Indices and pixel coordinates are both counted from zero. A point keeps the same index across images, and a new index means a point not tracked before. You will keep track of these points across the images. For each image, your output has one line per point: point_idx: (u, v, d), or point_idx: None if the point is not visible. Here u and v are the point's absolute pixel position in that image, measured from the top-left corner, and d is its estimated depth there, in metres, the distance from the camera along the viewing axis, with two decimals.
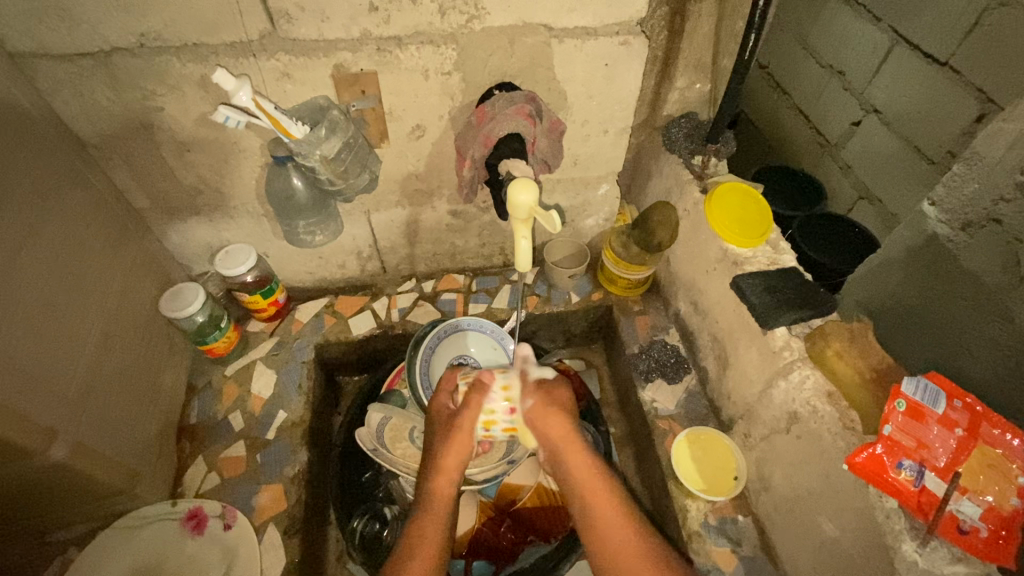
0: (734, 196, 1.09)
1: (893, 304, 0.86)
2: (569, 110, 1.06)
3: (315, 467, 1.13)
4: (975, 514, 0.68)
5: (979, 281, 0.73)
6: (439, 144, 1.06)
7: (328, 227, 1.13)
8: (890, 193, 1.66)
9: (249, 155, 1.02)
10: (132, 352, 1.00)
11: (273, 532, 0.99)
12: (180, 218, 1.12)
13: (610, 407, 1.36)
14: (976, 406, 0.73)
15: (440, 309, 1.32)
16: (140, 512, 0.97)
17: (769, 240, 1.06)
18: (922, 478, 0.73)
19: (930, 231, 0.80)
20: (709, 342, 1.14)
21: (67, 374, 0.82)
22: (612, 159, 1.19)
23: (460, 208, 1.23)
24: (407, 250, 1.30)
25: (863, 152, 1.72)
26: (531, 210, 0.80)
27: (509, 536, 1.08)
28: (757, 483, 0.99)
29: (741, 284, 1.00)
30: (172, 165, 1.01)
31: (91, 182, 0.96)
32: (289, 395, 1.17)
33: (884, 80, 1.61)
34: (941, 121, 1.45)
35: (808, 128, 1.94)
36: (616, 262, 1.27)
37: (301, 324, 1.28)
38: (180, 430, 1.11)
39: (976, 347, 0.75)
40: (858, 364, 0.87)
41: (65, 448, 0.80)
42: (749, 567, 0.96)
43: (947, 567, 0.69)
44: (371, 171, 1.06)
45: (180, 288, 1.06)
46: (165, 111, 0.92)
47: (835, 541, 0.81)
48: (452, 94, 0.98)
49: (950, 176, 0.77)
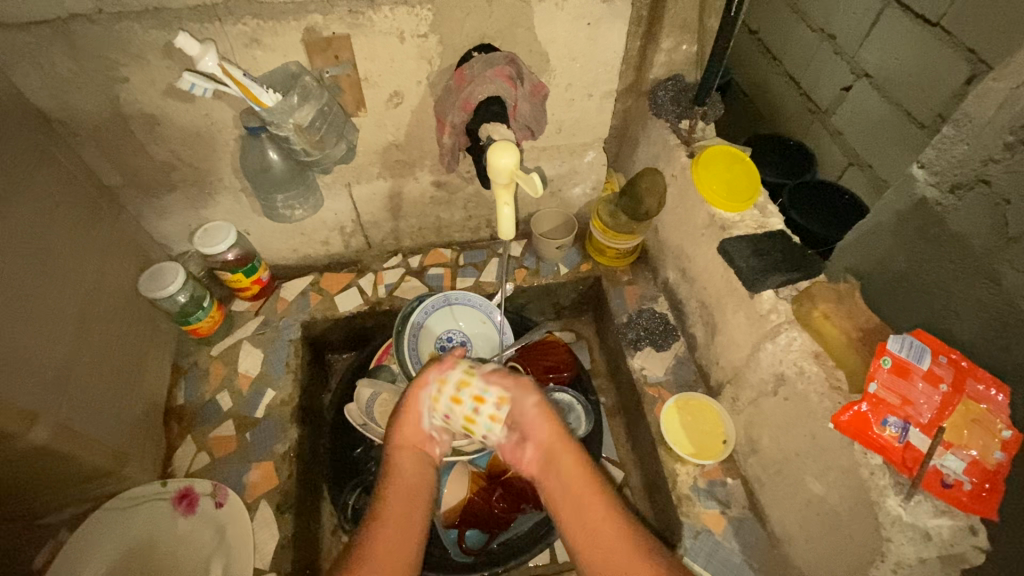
0: (720, 160, 1.07)
1: (880, 269, 0.86)
2: (553, 73, 1.03)
3: (306, 444, 1.13)
4: (959, 468, 0.70)
5: (967, 244, 0.73)
6: (419, 112, 1.04)
7: (309, 201, 1.10)
8: (880, 159, 1.64)
9: (221, 127, 0.99)
10: (112, 334, 0.98)
11: (266, 508, 0.99)
12: (155, 195, 1.09)
13: (600, 377, 1.37)
14: (961, 361, 0.73)
15: (427, 285, 1.31)
16: (132, 492, 0.97)
17: (757, 203, 1.04)
18: (906, 434, 0.73)
19: (919, 195, 0.79)
20: (697, 308, 1.13)
21: (44, 358, 0.80)
22: (598, 125, 1.17)
23: (443, 179, 1.20)
24: (391, 225, 1.28)
25: (854, 117, 1.70)
26: (512, 174, 0.78)
27: (501, 505, 1.08)
28: (745, 446, 1.00)
29: (728, 248, 0.99)
30: (144, 141, 0.98)
31: (59, 160, 0.93)
32: (277, 373, 1.16)
33: (875, 42, 1.57)
34: (933, 84, 1.43)
35: (797, 93, 1.91)
36: (604, 232, 1.24)
37: (286, 303, 1.26)
38: (168, 411, 1.10)
39: (959, 305, 0.75)
40: (846, 325, 0.85)
41: (46, 430, 0.78)
42: (738, 527, 0.97)
43: (930, 520, 0.71)
44: (349, 141, 1.02)
45: (160, 267, 1.03)
46: (130, 82, 0.88)
47: (821, 499, 0.82)
48: (429, 58, 0.95)
49: (939, 139, 0.75)
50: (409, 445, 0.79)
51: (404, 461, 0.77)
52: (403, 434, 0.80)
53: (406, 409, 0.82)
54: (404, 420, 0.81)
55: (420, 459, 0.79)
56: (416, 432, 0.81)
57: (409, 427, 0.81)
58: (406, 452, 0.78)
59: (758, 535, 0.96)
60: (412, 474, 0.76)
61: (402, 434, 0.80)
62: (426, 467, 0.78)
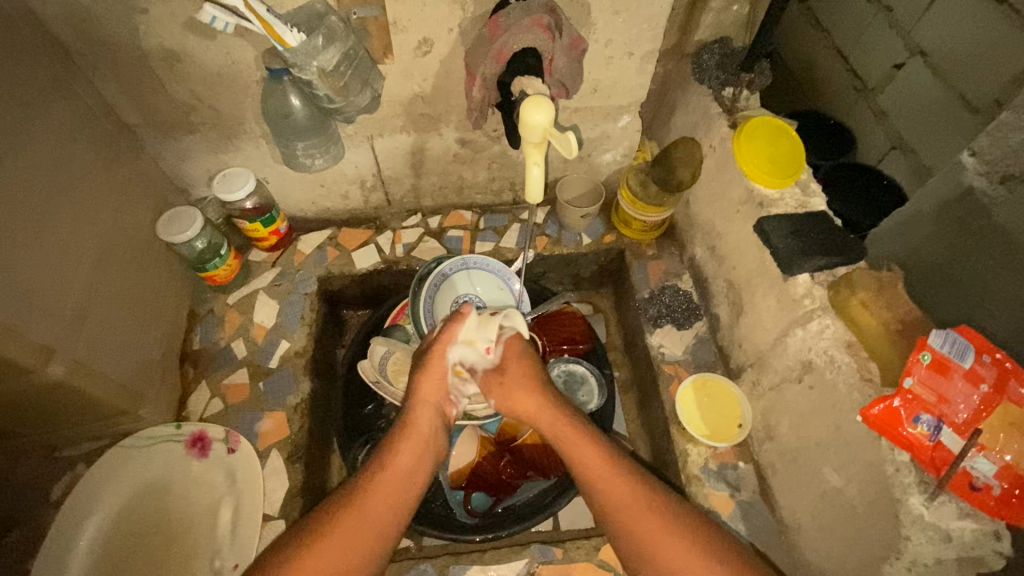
0: (764, 132, 1.01)
1: (916, 260, 0.83)
2: (593, 27, 0.97)
3: (318, 398, 1.14)
4: (989, 472, 0.65)
5: (1012, 240, 0.69)
6: (448, 62, 0.98)
7: (329, 151, 1.07)
8: (926, 144, 1.53)
9: (244, 68, 0.95)
10: (129, 277, 0.97)
11: (277, 457, 1.01)
12: (174, 136, 1.06)
13: (615, 352, 1.35)
14: (1007, 361, 0.68)
15: (446, 247, 1.28)
16: (148, 432, 0.98)
17: (799, 181, 0.98)
18: (938, 433, 0.70)
19: (966, 184, 0.75)
20: (724, 288, 1.09)
21: (62, 296, 0.80)
22: (635, 87, 1.11)
23: (468, 137, 1.15)
24: (412, 182, 1.24)
25: (902, 97, 1.58)
26: (545, 132, 0.74)
27: (509, 470, 1.09)
28: (762, 432, 0.98)
29: (766, 227, 0.93)
30: (164, 79, 0.95)
31: (78, 93, 0.90)
32: (291, 325, 1.15)
33: (936, 17, 1.44)
34: (992, 67, 1.31)
35: (843, 69, 1.79)
36: (632, 204, 1.19)
37: (303, 256, 1.24)
38: (183, 355, 1.11)
39: (997, 304, 0.72)
40: (885, 316, 0.81)
41: (63, 366, 0.78)
42: (747, 512, 0.96)
43: (954, 521, 0.67)
44: (373, 90, 0.98)
45: (179, 211, 1.02)
46: (150, 14, 0.84)
47: (838, 491, 0.80)
48: (463, 4, 0.89)
49: (996, 125, 0.71)
50: (428, 403, 0.83)
51: (421, 417, 0.82)
52: (424, 391, 0.83)
53: (427, 365, 0.84)
54: (427, 376, 0.83)
55: (435, 418, 0.83)
56: (437, 389, 0.84)
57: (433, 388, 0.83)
58: (427, 409, 0.83)
59: (766, 520, 0.95)
60: (422, 434, 0.82)
61: (421, 391, 0.83)
62: (442, 427, 0.84)
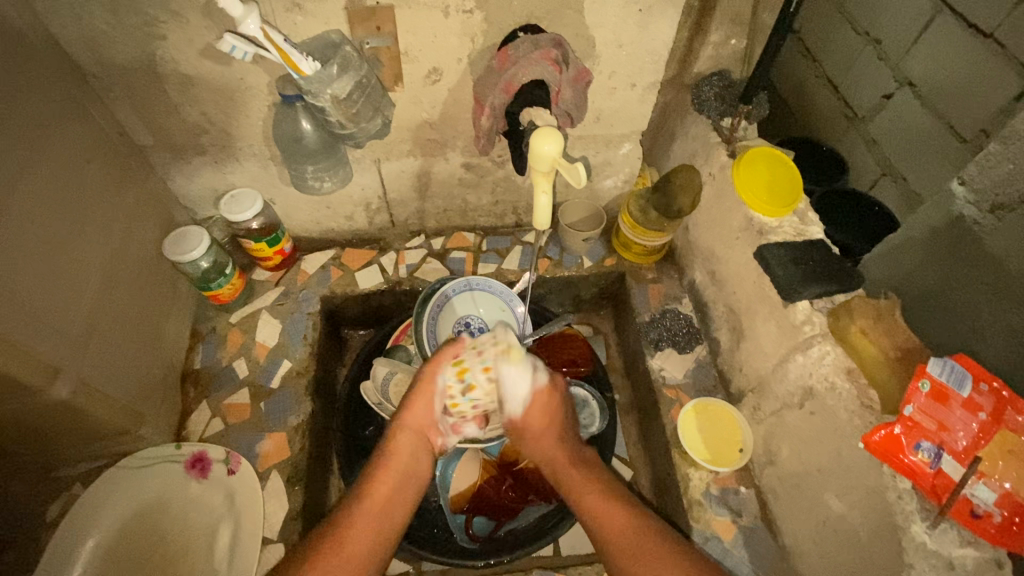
0: (763, 161, 1.03)
1: (908, 287, 0.87)
2: (597, 59, 1.00)
3: (319, 418, 1.13)
4: (989, 499, 0.67)
5: (1001, 265, 0.74)
6: (457, 91, 1.01)
7: (338, 173, 1.09)
8: (917, 172, 1.58)
9: (256, 93, 0.97)
10: (135, 295, 0.98)
11: (277, 479, 0.99)
12: (183, 157, 1.08)
13: (616, 374, 1.35)
14: (1003, 391, 0.70)
15: (448, 268, 1.29)
16: (147, 453, 0.97)
17: (796, 209, 1.00)
18: (938, 460, 0.71)
19: (956, 212, 0.80)
20: (724, 313, 1.11)
21: (69, 314, 0.80)
22: (637, 116, 1.14)
23: (473, 161, 1.18)
24: (417, 204, 1.26)
25: (892, 126, 1.63)
26: (554, 163, 0.76)
27: (510, 494, 1.09)
28: (763, 456, 0.99)
29: (765, 254, 0.95)
30: (177, 102, 0.97)
31: (92, 115, 0.92)
32: (294, 345, 1.15)
33: (921, 51, 1.49)
34: (979, 98, 1.35)
35: (834, 97, 1.85)
36: (632, 227, 1.21)
37: (306, 276, 1.25)
38: (184, 375, 1.10)
39: (987, 327, 0.77)
40: (884, 342, 0.82)
41: (68, 386, 0.78)
42: (749, 537, 0.96)
43: (955, 549, 0.68)
44: (384, 116, 1.00)
45: (184, 230, 1.02)
46: (168, 40, 0.87)
47: (841, 517, 0.81)
48: (472, 35, 0.92)
49: (983, 156, 0.75)
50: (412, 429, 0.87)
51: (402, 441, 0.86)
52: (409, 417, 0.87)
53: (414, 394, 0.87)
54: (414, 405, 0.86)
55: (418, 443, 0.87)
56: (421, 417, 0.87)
57: (415, 414, 0.87)
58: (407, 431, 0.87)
59: (768, 547, 0.95)
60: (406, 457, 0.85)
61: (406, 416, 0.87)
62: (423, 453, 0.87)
